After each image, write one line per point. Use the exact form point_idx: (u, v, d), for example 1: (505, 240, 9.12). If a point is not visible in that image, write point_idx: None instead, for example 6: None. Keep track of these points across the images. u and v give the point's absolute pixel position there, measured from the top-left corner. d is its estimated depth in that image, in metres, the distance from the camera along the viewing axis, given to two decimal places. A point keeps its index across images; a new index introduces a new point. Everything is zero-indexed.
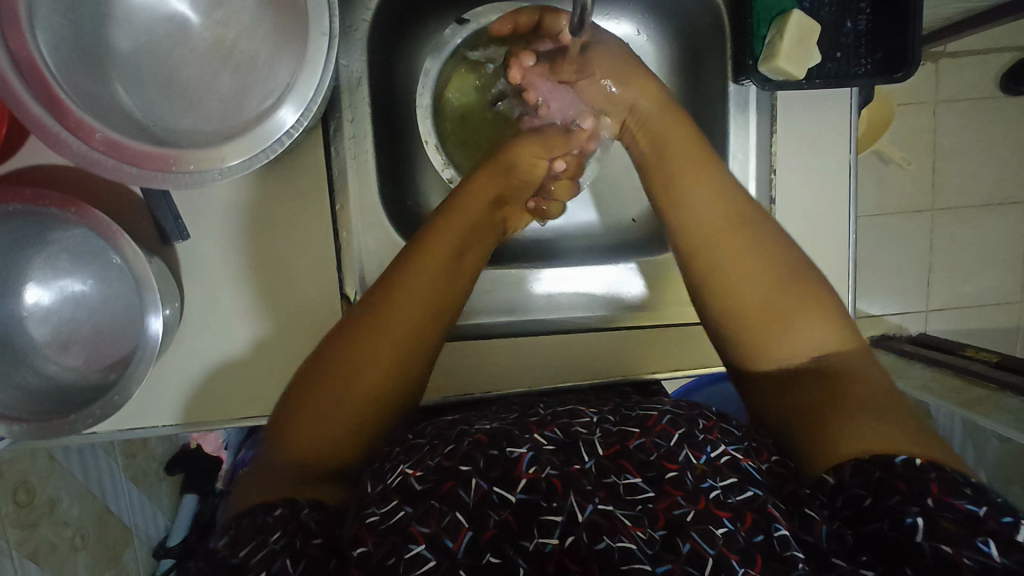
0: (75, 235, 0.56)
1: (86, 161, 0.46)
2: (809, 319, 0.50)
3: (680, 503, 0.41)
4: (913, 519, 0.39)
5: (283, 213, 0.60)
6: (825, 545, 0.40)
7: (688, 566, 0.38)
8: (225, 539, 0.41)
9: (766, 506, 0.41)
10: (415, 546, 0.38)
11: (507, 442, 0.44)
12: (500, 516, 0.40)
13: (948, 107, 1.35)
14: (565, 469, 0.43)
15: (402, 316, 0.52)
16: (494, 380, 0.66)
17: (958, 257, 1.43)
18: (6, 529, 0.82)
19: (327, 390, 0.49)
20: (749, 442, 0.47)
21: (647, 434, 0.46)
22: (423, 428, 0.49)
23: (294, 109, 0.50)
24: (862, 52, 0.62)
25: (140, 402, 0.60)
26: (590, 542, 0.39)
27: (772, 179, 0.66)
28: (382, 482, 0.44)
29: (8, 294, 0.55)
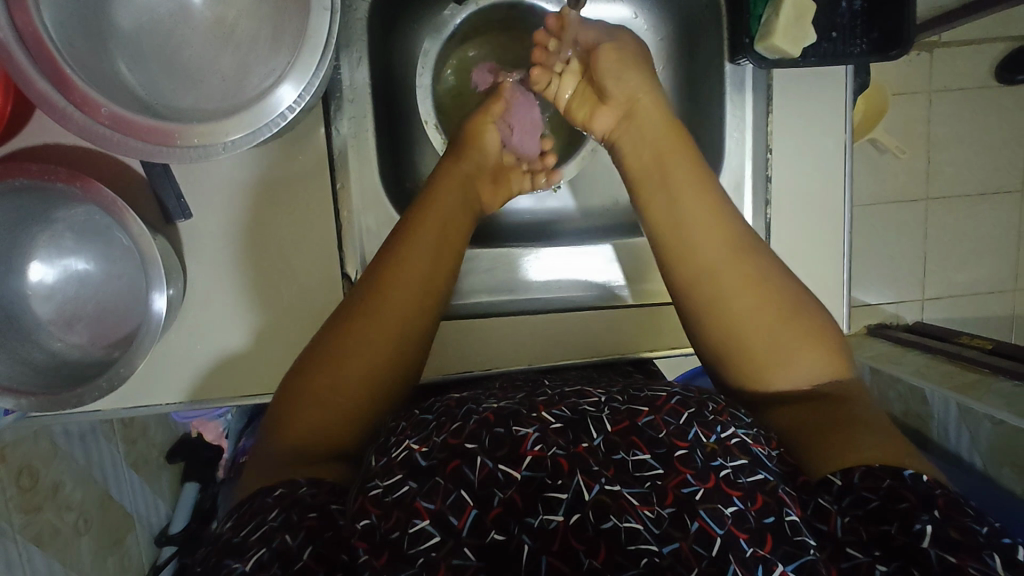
0: (80, 212, 0.56)
1: (92, 136, 0.47)
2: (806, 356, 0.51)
3: (689, 481, 0.41)
4: (923, 526, 0.39)
5: (290, 192, 0.60)
6: (840, 534, 0.40)
7: (697, 545, 0.38)
8: (229, 523, 0.42)
9: (777, 491, 0.41)
10: (419, 521, 0.38)
11: (513, 420, 0.43)
12: (505, 494, 0.40)
13: (943, 97, 1.36)
14: (572, 448, 0.42)
15: (386, 311, 0.54)
16: (492, 358, 0.67)
17: (952, 246, 1.45)
18: (9, 512, 0.82)
19: (331, 370, 0.51)
20: (759, 429, 0.47)
21: (657, 412, 0.45)
22: (430, 405, 0.49)
23: (294, 87, 0.50)
24: (858, 32, 0.62)
25: (148, 380, 0.61)
26: (597, 522, 0.38)
27: (769, 158, 0.67)
28: (386, 456, 0.44)
29: (13, 272, 0.56)
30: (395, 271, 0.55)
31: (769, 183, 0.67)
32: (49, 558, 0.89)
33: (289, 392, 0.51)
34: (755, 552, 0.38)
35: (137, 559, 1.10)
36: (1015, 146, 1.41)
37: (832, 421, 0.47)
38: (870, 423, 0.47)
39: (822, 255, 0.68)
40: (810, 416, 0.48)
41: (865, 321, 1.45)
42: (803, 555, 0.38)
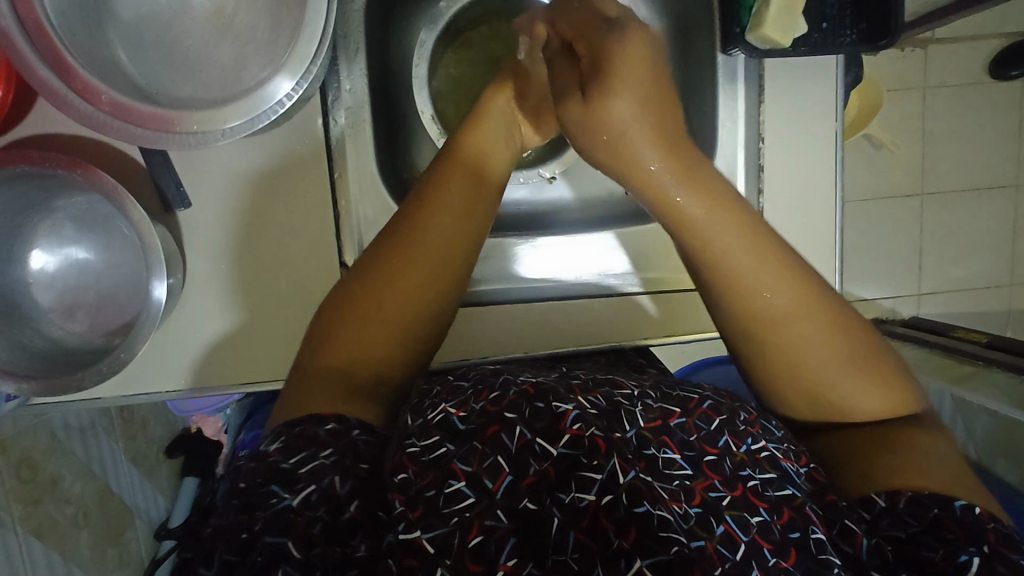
0: (80, 201, 0.57)
1: (93, 123, 0.48)
2: (855, 392, 0.46)
3: (717, 486, 0.40)
4: (968, 558, 0.37)
5: (305, 183, 0.61)
6: (864, 559, 0.39)
7: (721, 547, 0.37)
8: (277, 444, 0.43)
9: (804, 508, 0.40)
10: (455, 482, 0.39)
11: (553, 396, 0.43)
12: (541, 466, 0.39)
13: (936, 92, 1.37)
14: (608, 433, 0.41)
15: (426, 255, 0.52)
16: (489, 346, 0.68)
17: (948, 241, 1.46)
18: (9, 504, 0.83)
19: (374, 311, 0.50)
20: (790, 444, 0.45)
21: (689, 415, 0.45)
22: (466, 372, 0.49)
23: (288, 78, 0.51)
24: (847, 22, 0.63)
25: (150, 367, 0.61)
26: (630, 506, 0.38)
27: (760, 147, 0.68)
28: (421, 417, 0.43)
29: (14, 260, 0.56)
30: (433, 222, 0.54)
31: (761, 171, 0.68)
32: (49, 550, 0.90)
33: (328, 330, 0.50)
34: (778, 564, 0.37)
35: (137, 553, 1.10)
36: (1010, 142, 1.42)
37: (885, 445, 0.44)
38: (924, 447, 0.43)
39: (816, 243, 0.68)
40: (857, 437, 0.46)
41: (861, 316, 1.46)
42: (826, 573, 0.37)
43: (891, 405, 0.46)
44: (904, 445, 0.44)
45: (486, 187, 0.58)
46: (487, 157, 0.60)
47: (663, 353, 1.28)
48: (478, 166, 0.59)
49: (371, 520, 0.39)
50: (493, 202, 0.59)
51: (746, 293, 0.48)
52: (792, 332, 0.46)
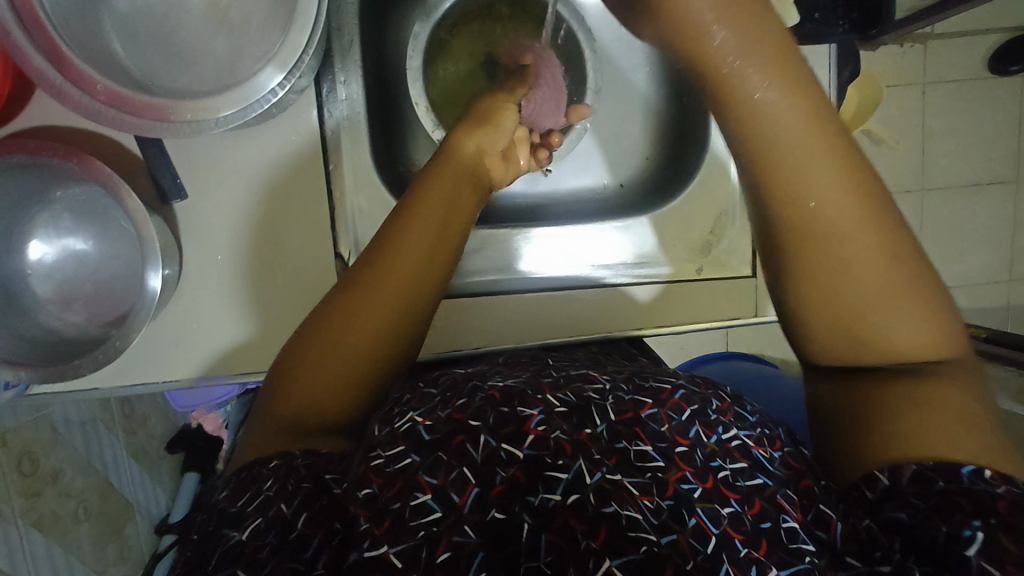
0: (77, 192, 0.58)
1: (88, 112, 0.48)
2: (903, 319, 0.42)
3: (688, 478, 0.40)
4: (972, 533, 0.35)
5: (294, 184, 0.62)
6: (840, 545, 0.38)
7: (694, 540, 0.37)
8: (225, 492, 0.44)
9: (776, 496, 0.40)
10: (420, 495, 0.38)
11: (519, 400, 0.43)
12: (508, 472, 0.39)
13: (936, 89, 1.37)
14: (577, 433, 0.42)
15: (380, 294, 0.50)
16: (479, 338, 0.68)
17: (947, 237, 1.45)
18: (10, 497, 0.84)
19: (322, 353, 0.49)
20: (764, 429, 0.46)
21: (660, 405, 0.44)
22: (437, 378, 0.49)
23: (280, 70, 0.51)
24: (839, 13, 0.64)
25: (146, 358, 0.62)
26: (598, 506, 0.38)
27: None
28: (389, 425, 0.44)
29: (13, 251, 0.57)
30: (390, 261, 0.52)
31: None
32: (50, 543, 0.90)
33: (278, 376, 0.50)
34: (749, 554, 0.37)
35: (138, 547, 1.11)
36: (1009, 137, 1.41)
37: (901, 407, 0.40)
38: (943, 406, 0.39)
39: None
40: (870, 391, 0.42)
41: None
42: (798, 562, 0.37)
43: (933, 343, 0.42)
44: (927, 404, 0.39)
45: (452, 224, 0.56)
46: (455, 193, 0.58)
47: (662, 348, 1.29)
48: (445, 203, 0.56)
49: (332, 535, 0.39)
50: (459, 239, 0.56)
51: (798, 207, 0.43)
52: (847, 250, 0.42)
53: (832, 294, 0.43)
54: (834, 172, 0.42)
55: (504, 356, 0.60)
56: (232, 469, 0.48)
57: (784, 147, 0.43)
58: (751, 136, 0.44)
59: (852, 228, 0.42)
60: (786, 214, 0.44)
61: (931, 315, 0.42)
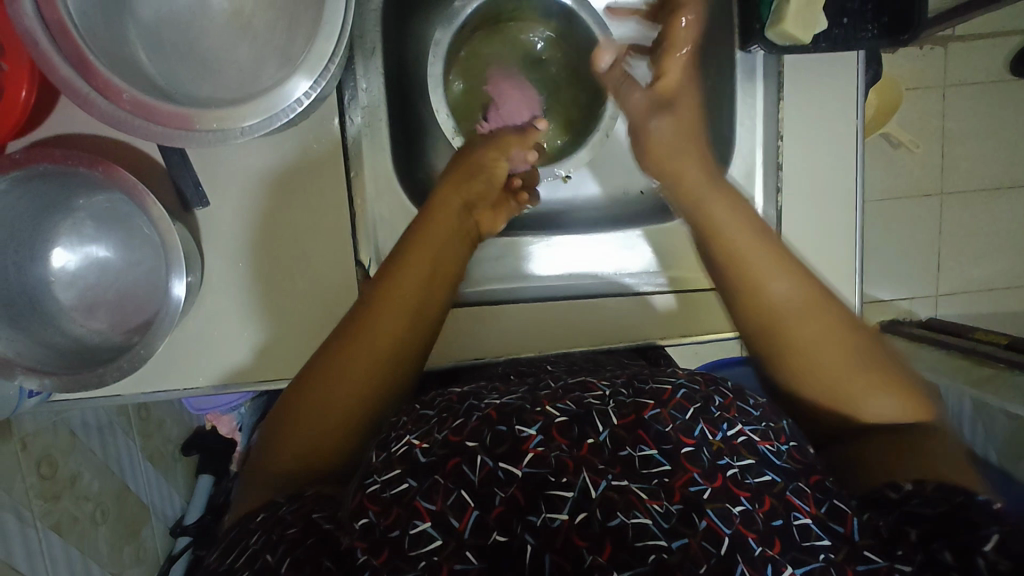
0: (101, 200, 0.58)
1: (113, 120, 0.48)
2: (878, 395, 0.48)
3: (696, 480, 0.40)
4: (991, 533, 0.38)
5: (307, 187, 0.61)
6: (858, 539, 0.39)
7: (706, 542, 0.37)
8: (215, 553, 0.43)
9: (785, 493, 0.41)
10: (420, 522, 0.38)
11: (516, 419, 0.43)
12: (507, 492, 0.39)
13: (957, 91, 1.35)
14: (577, 449, 0.41)
15: (376, 333, 0.53)
16: (504, 346, 0.67)
17: (966, 242, 1.43)
18: (30, 500, 0.84)
19: (321, 393, 0.51)
20: (769, 422, 0.46)
21: (663, 405, 0.44)
22: (432, 399, 0.49)
23: (306, 79, 0.51)
24: (869, 17, 0.62)
25: (168, 365, 0.62)
26: (603, 520, 0.38)
27: (780, 146, 0.66)
28: (386, 451, 0.44)
29: (37, 259, 0.57)
30: (388, 301, 0.55)
31: (781, 169, 0.66)
32: (68, 545, 0.91)
33: (278, 420, 0.52)
34: (764, 553, 0.37)
35: (153, 550, 1.11)
36: None
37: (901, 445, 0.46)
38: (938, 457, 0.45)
39: (834, 242, 0.66)
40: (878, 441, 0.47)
41: (879, 317, 1.44)
42: (813, 561, 0.37)
43: (906, 412, 0.48)
44: (920, 452, 0.45)
45: (446, 261, 0.60)
46: (453, 235, 0.61)
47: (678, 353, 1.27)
48: (442, 246, 0.60)
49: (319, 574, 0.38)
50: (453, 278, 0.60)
51: (759, 302, 0.52)
52: (807, 336, 0.50)
53: (805, 376, 0.50)
54: (778, 270, 0.52)
55: (502, 368, 0.64)
56: (229, 524, 0.47)
57: (742, 251, 0.53)
58: (711, 249, 0.55)
59: (808, 317, 0.50)
60: (749, 309, 0.53)
61: (900, 390, 0.49)
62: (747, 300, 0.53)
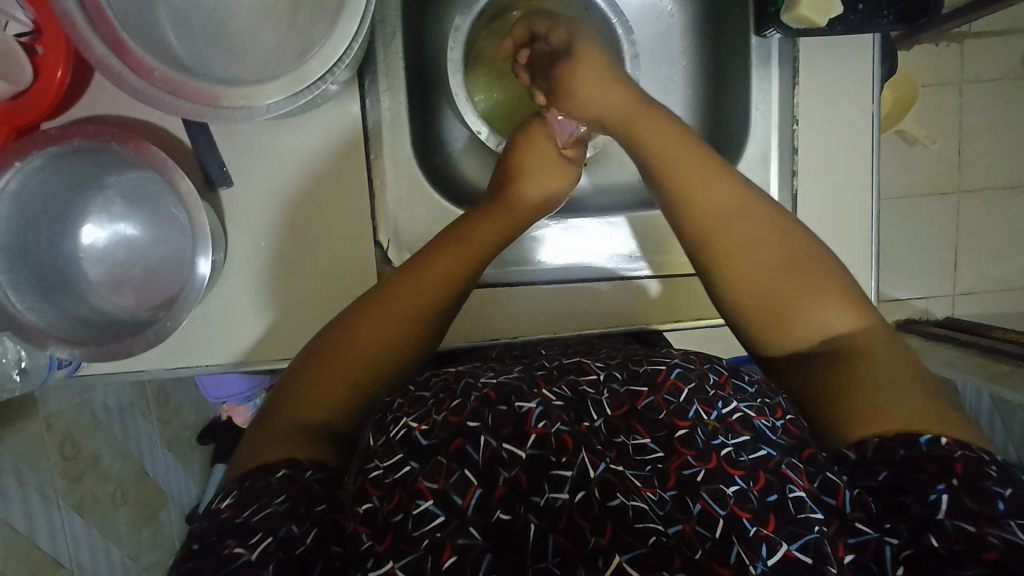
0: (132, 178, 0.60)
1: (145, 97, 0.50)
2: (823, 306, 0.49)
3: (690, 463, 0.42)
4: (938, 496, 0.38)
5: (327, 162, 0.62)
6: (849, 511, 0.39)
7: (700, 527, 0.39)
8: (228, 500, 0.41)
9: (780, 467, 0.41)
10: (422, 501, 0.39)
11: (516, 398, 0.44)
12: (510, 473, 0.41)
13: (975, 87, 1.34)
14: (576, 426, 0.43)
15: (411, 300, 0.56)
16: (507, 328, 0.68)
17: (984, 239, 1.42)
18: (53, 478, 0.86)
19: (353, 350, 0.52)
20: (764, 399, 0.47)
21: (657, 391, 0.46)
22: (427, 379, 0.48)
23: (327, 58, 0.52)
24: (884, 3, 0.61)
25: (191, 343, 0.63)
26: (602, 500, 0.40)
27: (795, 129, 0.66)
28: (385, 435, 0.44)
29: (69, 235, 0.59)
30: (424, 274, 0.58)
31: (795, 155, 0.66)
32: (89, 527, 0.93)
33: (297, 372, 0.51)
34: (759, 532, 0.38)
35: (170, 535, 1.13)
36: None
37: (855, 375, 0.45)
38: (890, 381, 0.44)
39: (851, 227, 0.66)
40: (830, 372, 0.46)
41: (895, 316, 1.43)
42: (807, 534, 0.38)
43: (856, 328, 0.48)
44: (870, 375, 0.44)
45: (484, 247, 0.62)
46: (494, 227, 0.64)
47: None
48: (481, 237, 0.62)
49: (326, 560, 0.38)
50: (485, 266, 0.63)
51: (705, 231, 0.56)
52: (748, 258, 0.53)
53: (753, 294, 0.52)
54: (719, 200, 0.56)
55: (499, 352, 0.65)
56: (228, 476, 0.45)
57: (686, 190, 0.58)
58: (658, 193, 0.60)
59: (744, 237, 0.54)
60: (697, 245, 0.56)
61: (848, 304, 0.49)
62: (692, 234, 0.57)
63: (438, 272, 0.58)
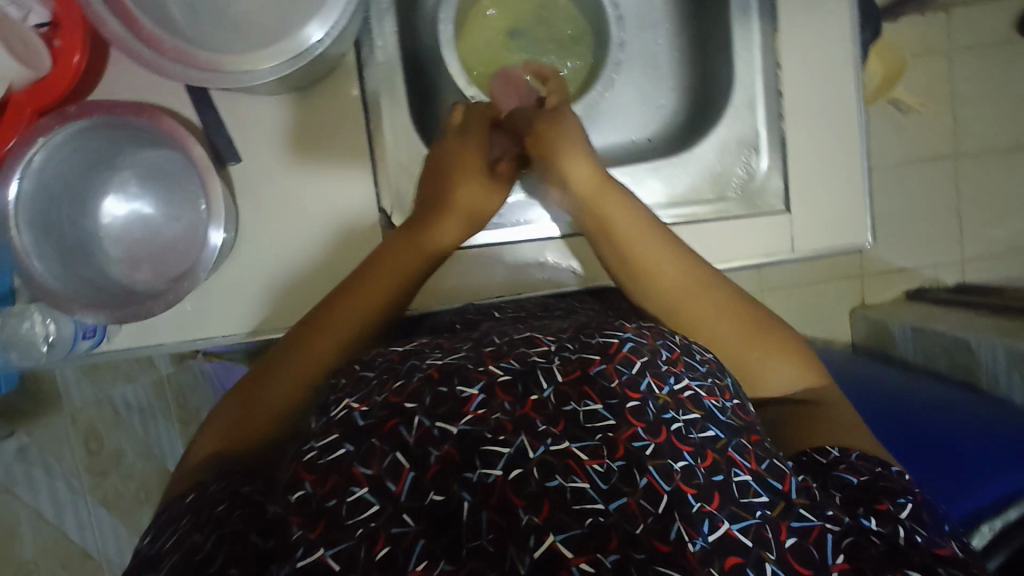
0: (148, 157, 0.63)
1: (155, 66, 0.53)
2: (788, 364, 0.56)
3: (640, 435, 0.38)
4: (904, 501, 0.42)
5: (329, 132, 0.65)
6: (793, 496, 0.38)
7: (644, 500, 0.36)
8: (147, 538, 0.43)
9: (727, 450, 0.39)
10: (357, 488, 0.36)
11: (458, 378, 0.40)
12: (442, 450, 0.37)
13: (963, 54, 1.35)
14: (518, 408, 0.39)
15: (326, 322, 0.57)
16: (472, 290, 0.69)
17: (988, 204, 1.42)
18: (78, 472, 0.88)
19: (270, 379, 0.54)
20: (714, 378, 0.44)
21: (608, 360, 0.42)
22: (372, 360, 0.45)
23: (322, 23, 0.55)
24: None
25: (210, 314, 0.65)
26: (542, 479, 0.36)
27: (779, 74, 0.68)
28: (326, 416, 0.41)
29: (89, 215, 0.62)
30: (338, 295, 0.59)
31: (781, 97, 0.68)
32: (115, 520, 0.95)
33: (226, 409, 0.53)
34: (702, 508, 0.36)
35: None
36: None
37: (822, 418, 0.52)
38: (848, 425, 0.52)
39: (843, 167, 0.68)
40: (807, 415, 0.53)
41: (903, 286, 1.44)
42: (749, 518, 0.36)
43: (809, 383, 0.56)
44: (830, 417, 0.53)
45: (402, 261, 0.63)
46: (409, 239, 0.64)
47: None
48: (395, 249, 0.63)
49: (243, 549, 0.37)
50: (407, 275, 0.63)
51: (621, 240, 0.63)
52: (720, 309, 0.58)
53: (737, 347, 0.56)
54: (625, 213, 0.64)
55: (448, 318, 0.67)
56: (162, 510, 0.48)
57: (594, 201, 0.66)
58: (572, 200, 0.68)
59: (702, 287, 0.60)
60: (613, 250, 0.64)
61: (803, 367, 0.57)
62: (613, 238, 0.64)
63: (353, 302, 0.59)
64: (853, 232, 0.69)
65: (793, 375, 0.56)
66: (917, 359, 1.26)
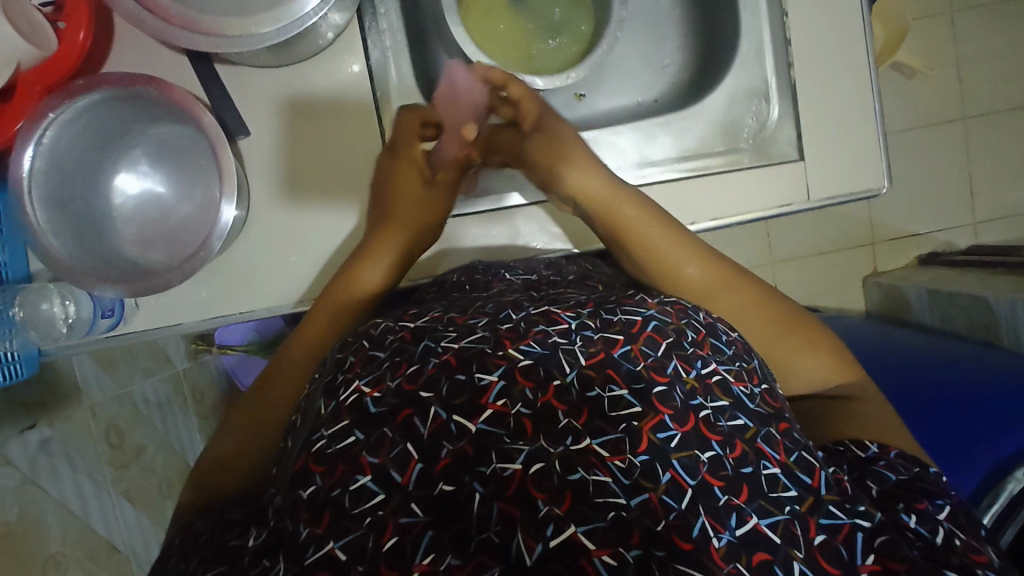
0: (159, 134, 0.63)
1: (159, 33, 0.53)
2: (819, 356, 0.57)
3: (665, 425, 0.37)
4: (940, 503, 0.43)
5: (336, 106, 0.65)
6: (823, 491, 0.38)
7: (667, 496, 0.35)
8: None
9: (756, 440, 0.38)
10: (361, 477, 0.35)
11: (477, 365, 0.38)
12: (455, 446, 0.36)
13: (966, 14, 1.34)
14: (542, 394, 0.37)
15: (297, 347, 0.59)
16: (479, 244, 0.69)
17: (998, 164, 1.40)
18: (101, 466, 0.89)
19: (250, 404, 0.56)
20: (741, 362, 0.44)
21: (633, 342, 0.41)
22: (383, 338, 0.43)
23: None
24: None
25: (229, 291, 0.64)
26: (563, 473, 0.35)
27: (786, 20, 0.67)
28: (335, 400, 0.39)
29: (103, 193, 0.62)
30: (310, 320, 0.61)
31: (789, 44, 0.67)
32: (139, 513, 0.95)
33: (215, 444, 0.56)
34: (729, 501, 0.35)
35: None
36: None
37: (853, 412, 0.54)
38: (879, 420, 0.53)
39: (855, 115, 0.67)
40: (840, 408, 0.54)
41: (916, 251, 1.42)
42: (778, 513, 0.36)
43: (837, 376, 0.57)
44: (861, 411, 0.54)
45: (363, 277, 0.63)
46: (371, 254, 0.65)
47: None
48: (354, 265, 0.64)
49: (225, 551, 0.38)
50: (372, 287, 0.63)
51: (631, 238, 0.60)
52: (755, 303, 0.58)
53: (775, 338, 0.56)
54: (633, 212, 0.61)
55: (456, 276, 0.63)
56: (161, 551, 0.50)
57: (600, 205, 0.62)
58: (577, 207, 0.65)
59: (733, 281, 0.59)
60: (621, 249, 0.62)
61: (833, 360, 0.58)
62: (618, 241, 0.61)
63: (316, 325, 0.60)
64: (869, 178, 0.68)
65: (817, 366, 0.56)
66: (934, 322, 1.24)
